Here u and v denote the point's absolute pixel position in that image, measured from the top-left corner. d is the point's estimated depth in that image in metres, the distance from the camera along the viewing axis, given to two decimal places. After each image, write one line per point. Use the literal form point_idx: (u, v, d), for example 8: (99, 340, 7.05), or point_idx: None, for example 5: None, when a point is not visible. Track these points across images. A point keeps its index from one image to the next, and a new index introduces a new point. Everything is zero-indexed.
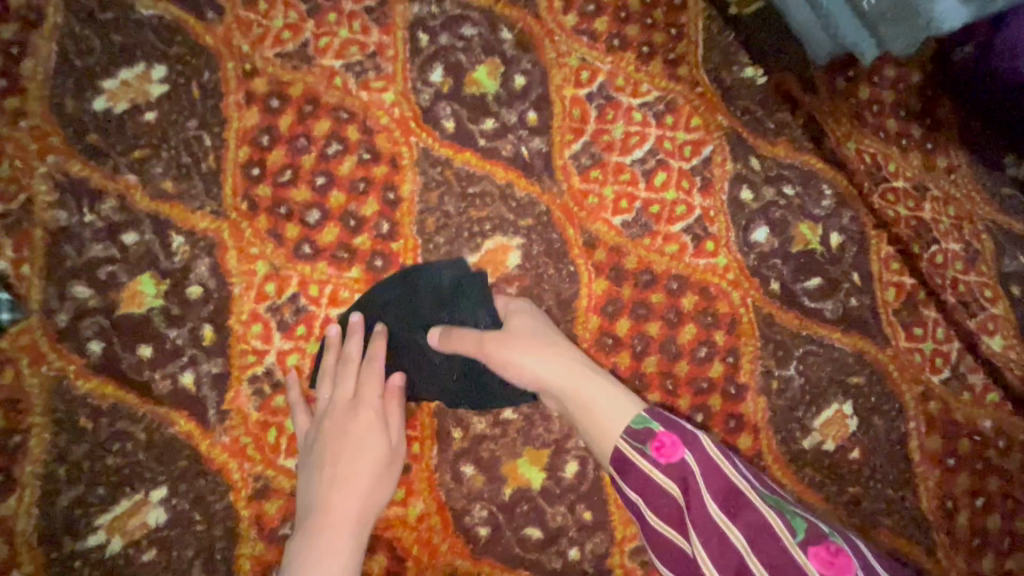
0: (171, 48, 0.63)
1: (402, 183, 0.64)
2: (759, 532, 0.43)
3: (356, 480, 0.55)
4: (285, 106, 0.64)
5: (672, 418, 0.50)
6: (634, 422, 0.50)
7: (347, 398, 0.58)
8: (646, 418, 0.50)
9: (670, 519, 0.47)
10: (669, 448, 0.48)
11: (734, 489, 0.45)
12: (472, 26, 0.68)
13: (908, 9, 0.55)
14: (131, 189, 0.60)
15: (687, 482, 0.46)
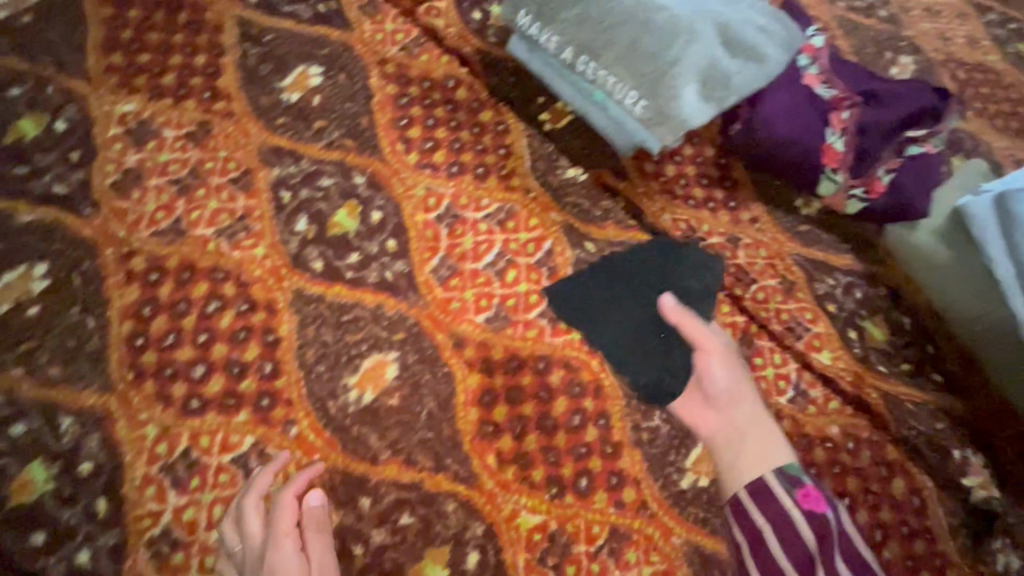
0: (52, 246, 0.70)
1: (280, 325, 0.71)
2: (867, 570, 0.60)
3: None
4: (163, 277, 0.71)
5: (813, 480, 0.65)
6: (787, 468, 0.66)
7: (261, 535, 0.59)
8: (798, 469, 0.66)
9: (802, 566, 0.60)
10: (815, 502, 0.63)
11: (850, 540, 0.62)
12: (328, 178, 0.79)
13: (665, 114, 0.74)
14: (17, 382, 0.64)
15: (824, 531, 0.61)
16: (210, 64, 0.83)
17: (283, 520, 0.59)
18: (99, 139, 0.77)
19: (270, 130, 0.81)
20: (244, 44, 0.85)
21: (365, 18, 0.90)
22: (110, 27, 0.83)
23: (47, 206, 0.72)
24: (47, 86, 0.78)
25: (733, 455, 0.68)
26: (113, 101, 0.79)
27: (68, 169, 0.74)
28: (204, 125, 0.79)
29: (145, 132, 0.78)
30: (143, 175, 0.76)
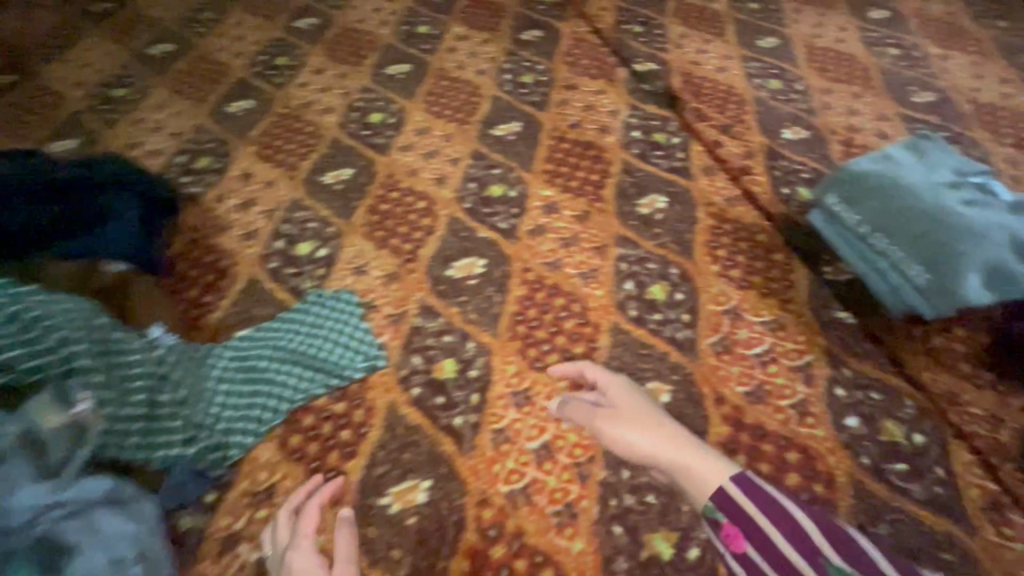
0: (491, 252, 1.20)
1: (601, 340, 1.05)
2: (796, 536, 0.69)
3: None
4: (541, 287, 1.13)
5: (726, 500, 0.74)
6: (708, 510, 0.75)
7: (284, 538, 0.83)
8: (712, 509, 0.75)
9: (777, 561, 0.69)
10: (736, 539, 0.72)
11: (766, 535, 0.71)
12: (654, 263, 1.16)
13: (949, 289, 0.93)
14: (455, 314, 1.10)
15: (755, 540, 0.71)
16: (599, 180, 1.32)
17: (306, 524, 0.83)
18: (529, 205, 1.29)
19: (625, 226, 1.23)
20: (623, 174, 1.33)
21: (703, 175, 1.32)
22: (550, 151, 1.41)
23: (495, 231, 1.24)
24: (511, 173, 1.36)
25: (686, 491, 0.79)
26: (541, 187, 1.32)
27: (510, 216, 1.26)
28: (587, 213, 1.26)
29: (553, 207, 1.28)
30: (546, 229, 1.23)
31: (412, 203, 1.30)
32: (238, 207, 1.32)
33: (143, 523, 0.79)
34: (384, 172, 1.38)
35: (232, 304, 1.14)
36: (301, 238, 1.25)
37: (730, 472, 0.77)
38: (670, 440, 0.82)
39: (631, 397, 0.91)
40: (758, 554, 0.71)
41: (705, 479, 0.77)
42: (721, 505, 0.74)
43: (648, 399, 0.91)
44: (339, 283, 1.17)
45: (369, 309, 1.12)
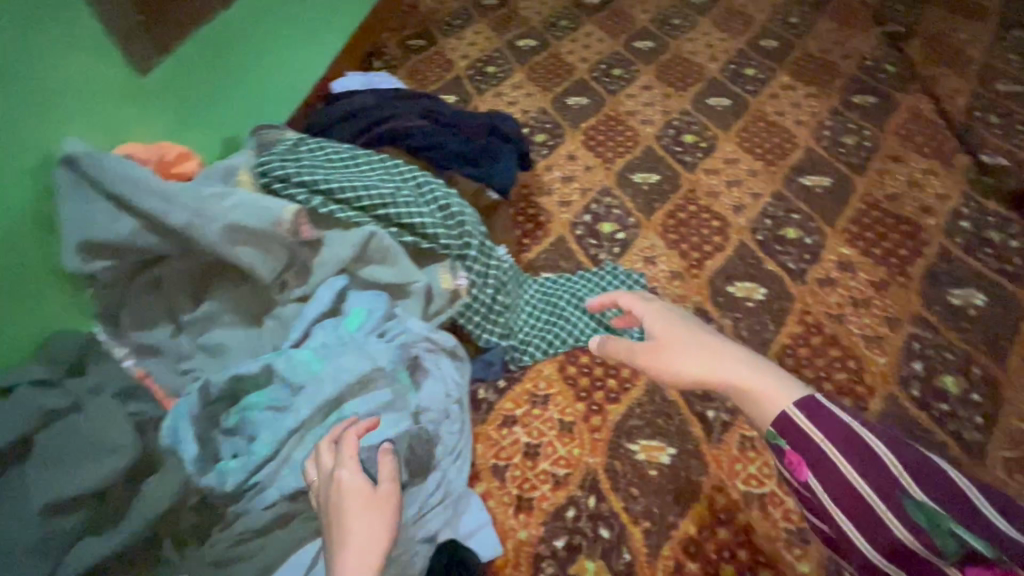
0: (774, 286, 1.27)
1: (872, 403, 1.06)
2: (869, 468, 0.64)
3: (375, 527, 0.75)
4: (819, 333, 1.17)
5: (786, 420, 0.69)
6: (770, 432, 0.71)
7: (329, 457, 0.82)
8: (775, 434, 0.70)
9: (843, 494, 0.64)
10: (799, 468, 0.68)
11: (860, 469, 0.64)
12: (951, 355, 1.12)
13: None
14: (727, 327, 1.21)
15: (820, 469, 0.66)
16: (909, 256, 1.29)
17: (348, 447, 0.81)
18: (823, 256, 1.32)
19: (927, 309, 1.20)
20: (938, 259, 1.28)
21: None
22: (858, 214, 1.41)
23: (783, 268, 1.30)
24: (811, 222, 1.40)
25: (750, 414, 0.74)
26: (840, 244, 1.34)
27: (801, 260, 1.31)
28: (886, 282, 1.25)
29: (850, 266, 1.29)
30: (836, 284, 1.26)
31: (707, 219, 1.44)
32: (560, 178, 1.60)
33: (463, 377, 1.08)
34: (687, 186, 1.53)
35: (543, 252, 1.40)
36: (605, 219, 1.47)
37: (789, 393, 0.71)
38: (717, 357, 0.78)
39: (653, 326, 0.88)
40: (817, 478, 0.66)
41: (766, 397, 0.72)
42: (780, 426, 0.70)
43: (688, 320, 0.86)
44: (629, 264, 1.35)
45: (651, 294, 1.28)
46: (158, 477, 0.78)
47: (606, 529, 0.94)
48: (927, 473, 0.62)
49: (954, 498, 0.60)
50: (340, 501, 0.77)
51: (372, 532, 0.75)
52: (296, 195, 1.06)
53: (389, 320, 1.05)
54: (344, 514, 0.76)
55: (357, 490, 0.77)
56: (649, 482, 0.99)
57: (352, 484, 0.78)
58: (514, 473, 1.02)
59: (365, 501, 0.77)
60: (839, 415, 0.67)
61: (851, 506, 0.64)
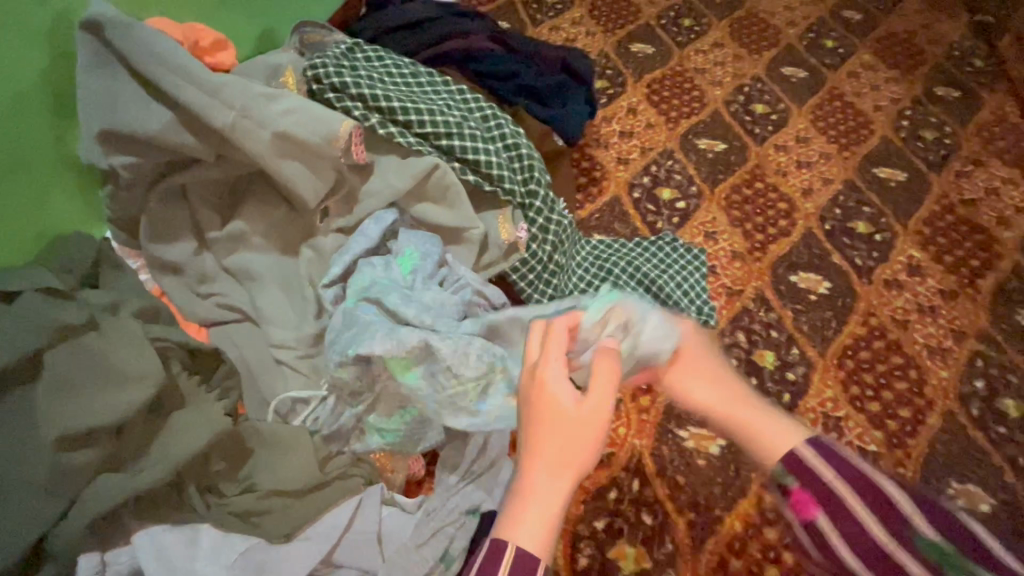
0: (838, 281, 1.20)
1: (930, 417, 1.02)
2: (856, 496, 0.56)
3: (558, 465, 0.60)
4: (882, 338, 1.11)
5: (802, 467, 0.60)
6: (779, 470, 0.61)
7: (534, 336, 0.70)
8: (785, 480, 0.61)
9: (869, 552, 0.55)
10: (806, 506, 0.58)
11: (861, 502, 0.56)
12: (1014, 379, 1.07)
13: None
14: (786, 318, 1.14)
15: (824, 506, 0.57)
16: (980, 269, 1.22)
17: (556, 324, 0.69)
18: (892, 256, 1.24)
19: (994, 326, 1.14)
20: (1012, 275, 1.21)
21: None
22: (932, 216, 1.32)
23: (849, 264, 1.23)
24: (883, 218, 1.31)
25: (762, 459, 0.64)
26: (910, 247, 1.27)
27: (868, 258, 1.24)
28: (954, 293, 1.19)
29: (918, 271, 1.22)
30: (904, 287, 1.19)
31: (774, 199, 1.34)
32: (618, 133, 1.47)
33: None
34: (754, 161, 1.42)
35: (596, 212, 1.29)
36: (665, 184, 1.36)
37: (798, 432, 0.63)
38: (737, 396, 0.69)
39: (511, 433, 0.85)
40: (832, 524, 0.57)
41: (779, 443, 0.62)
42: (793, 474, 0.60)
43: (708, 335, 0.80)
44: (687, 237, 1.26)
45: (709, 272, 1.20)
46: (184, 412, 0.70)
47: (649, 515, 0.90)
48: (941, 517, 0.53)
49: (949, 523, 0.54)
50: (530, 412, 0.64)
51: (554, 456, 0.61)
52: (350, 109, 0.92)
53: (441, 267, 0.94)
54: (543, 452, 0.61)
55: (548, 402, 0.63)
56: (696, 472, 0.94)
57: (563, 391, 0.64)
58: None
59: (572, 410, 0.63)
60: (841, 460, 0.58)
61: (867, 551, 0.55)
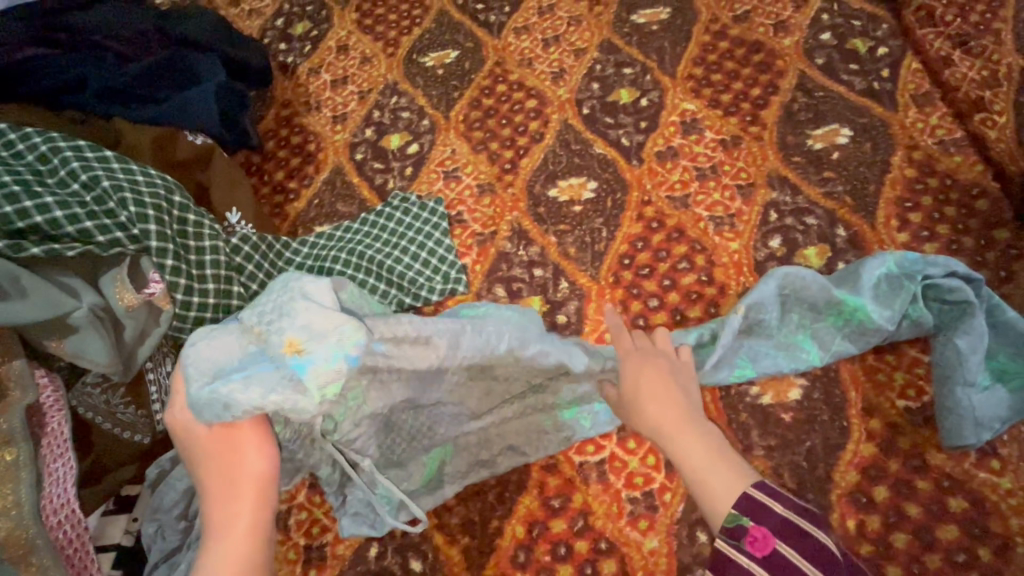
0: (604, 174, 0.98)
1: (724, 305, 0.85)
2: (786, 530, 0.56)
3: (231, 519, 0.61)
4: (660, 228, 0.92)
5: (757, 506, 0.58)
6: (727, 519, 0.58)
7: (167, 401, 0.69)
8: (735, 515, 0.58)
9: (751, 507, 0.58)
10: (764, 542, 0.56)
11: (793, 528, 0.56)
12: (815, 218, 0.89)
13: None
14: (550, 246, 0.93)
15: (790, 566, 0.54)
16: (762, 98, 1.02)
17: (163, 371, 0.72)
18: (662, 120, 1.02)
19: (785, 163, 0.95)
20: (797, 93, 1.01)
21: (913, 106, 0.96)
22: (703, 49, 1.08)
23: (615, 148, 1.01)
24: (647, 74, 1.08)
25: (695, 469, 0.63)
26: (683, 98, 1.04)
27: (636, 132, 1.02)
28: (736, 139, 0.99)
29: (694, 127, 1.01)
30: (679, 154, 0.98)
31: (521, 100, 1.09)
32: (331, 84, 1.18)
33: None
34: (492, 58, 1.15)
35: (314, 197, 1.04)
36: (392, 129, 1.10)
37: (698, 437, 0.65)
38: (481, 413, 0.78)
39: None
40: (789, 547, 0.55)
41: (676, 436, 0.66)
42: (745, 507, 0.58)
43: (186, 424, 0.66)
44: (426, 186, 1.02)
45: (456, 223, 0.98)
46: None
47: (418, 558, 0.74)
48: (759, 506, 0.58)
49: (787, 525, 0.56)
50: (234, 484, 0.63)
51: (245, 524, 0.61)
52: None
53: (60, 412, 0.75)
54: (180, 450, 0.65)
55: (233, 459, 0.64)
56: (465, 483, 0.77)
57: (260, 467, 0.64)
58: (299, 516, 0.78)
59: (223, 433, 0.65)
60: (774, 503, 0.58)
61: (785, 531, 0.56)
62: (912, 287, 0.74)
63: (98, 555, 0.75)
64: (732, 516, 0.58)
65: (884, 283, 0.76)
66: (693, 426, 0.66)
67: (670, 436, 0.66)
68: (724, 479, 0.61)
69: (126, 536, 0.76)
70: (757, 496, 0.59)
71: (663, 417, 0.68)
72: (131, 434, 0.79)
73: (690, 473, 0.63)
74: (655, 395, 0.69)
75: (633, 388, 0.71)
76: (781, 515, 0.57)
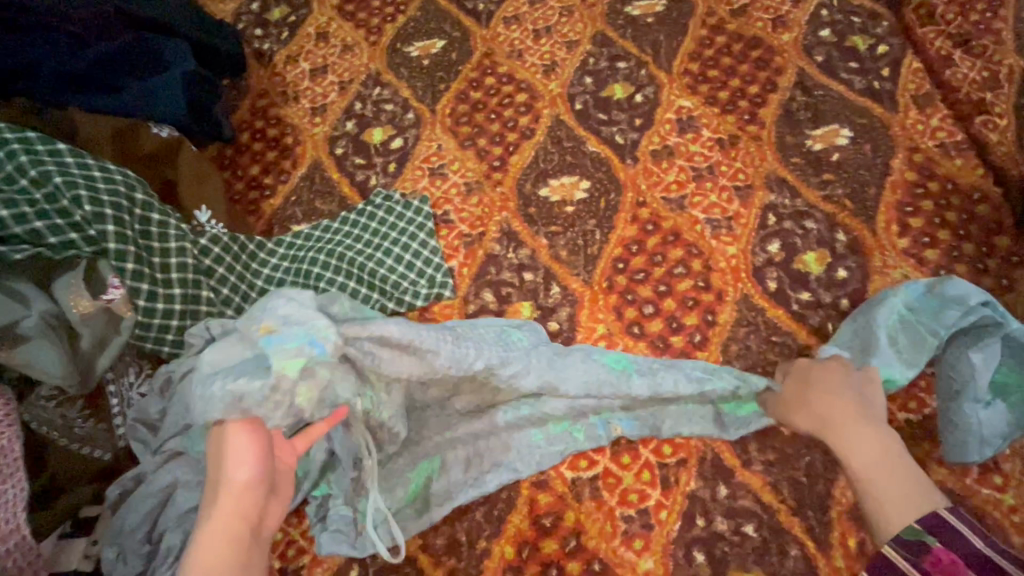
0: (597, 173, 0.94)
1: (721, 312, 0.82)
2: (978, 560, 0.57)
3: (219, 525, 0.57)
4: (655, 231, 0.88)
5: (956, 535, 0.59)
6: (907, 533, 0.60)
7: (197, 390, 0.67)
8: (921, 534, 0.59)
9: (943, 531, 0.59)
10: (954, 567, 0.57)
11: (988, 563, 0.57)
12: (814, 222, 0.87)
13: None
14: (541, 248, 0.89)
15: None
16: (761, 96, 0.98)
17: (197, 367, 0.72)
18: (657, 117, 0.99)
19: (784, 164, 0.92)
20: (796, 91, 0.98)
21: (914, 106, 0.94)
22: (699, 44, 1.05)
23: (609, 146, 0.97)
24: (642, 69, 1.03)
25: (874, 479, 0.64)
26: (679, 95, 1.00)
27: (631, 129, 0.98)
28: (734, 138, 0.95)
29: (690, 125, 0.97)
30: (675, 153, 0.95)
31: (510, 94, 1.04)
32: (309, 73, 1.11)
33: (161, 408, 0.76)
34: (481, 49, 1.09)
35: (291, 194, 0.99)
36: (374, 122, 1.04)
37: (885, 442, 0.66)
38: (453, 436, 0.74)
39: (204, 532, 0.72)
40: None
41: (856, 441, 0.67)
42: (935, 530, 0.59)
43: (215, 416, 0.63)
44: (410, 184, 0.97)
45: (442, 223, 0.93)
46: None
47: None
48: (952, 533, 0.59)
49: (985, 558, 0.57)
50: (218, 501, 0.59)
51: (222, 544, 0.57)
52: None
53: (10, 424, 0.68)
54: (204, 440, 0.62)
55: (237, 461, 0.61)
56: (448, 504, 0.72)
57: (245, 482, 0.60)
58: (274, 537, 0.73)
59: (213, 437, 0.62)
60: (975, 536, 0.58)
61: (980, 562, 0.57)
62: (934, 339, 0.71)
63: None
64: (915, 532, 0.60)
65: (900, 332, 0.73)
66: (886, 438, 0.66)
67: (842, 434, 0.68)
68: (910, 502, 0.62)
69: (84, 561, 0.71)
70: (951, 523, 0.60)
71: (848, 425, 0.68)
72: (91, 450, 0.74)
73: (868, 482, 0.65)
74: (833, 395, 0.69)
75: (807, 387, 0.71)
76: (981, 550, 0.57)
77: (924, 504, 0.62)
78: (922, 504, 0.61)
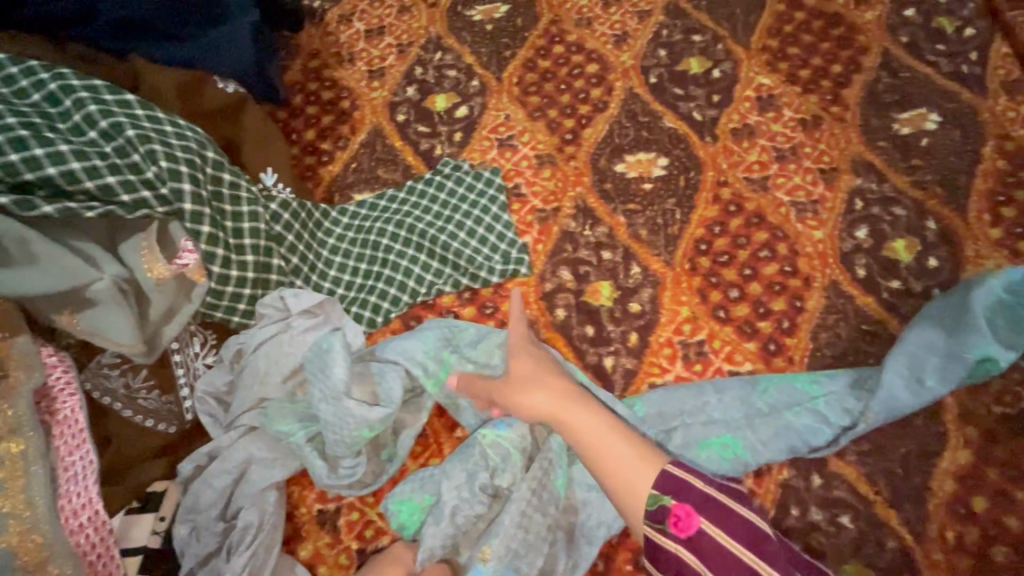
0: (675, 150, 0.90)
1: (809, 298, 0.79)
2: (704, 501, 0.54)
3: None
4: (738, 212, 0.85)
5: (677, 480, 0.57)
6: (648, 503, 0.56)
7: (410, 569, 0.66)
8: (657, 496, 0.56)
9: (677, 486, 0.56)
10: (686, 521, 0.54)
11: (727, 509, 0.54)
12: (903, 209, 0.84)
13: None
14: (619, 227, 0.86)
15: (721, 553, 0.52)
16: (845, 76, 0.94)
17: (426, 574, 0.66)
18: (736, 94, 0.95)
19: (870, 147, 0.89)
20: (881, 72, 0.94)
21: (1003, 93, 0.91)
22: (779, 19, 1.00)
23: (686, 123, 0.93)
24: (719, 43, 0.99)
25: (621, 455, 0.60)
26: (758, 72, 0.96)
27: (709, 106, 0.94)
28: (817, 119, 0.92)
29: (771, 104, 0.93)
30: (756, 132, 0.91)
31: (580, 64, 0.99)
32: (364, 34, 1.05)
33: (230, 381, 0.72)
34: (547, 15, 1.04)
35: (351, 161, 0.94)
36: (437, 89, 0.99)
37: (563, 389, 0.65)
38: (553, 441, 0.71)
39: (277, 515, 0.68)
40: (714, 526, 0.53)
41: (592, 443, 0.62)
42: (665, 487, 0.56)
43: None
44: (478, 155, 0.93)
45: (514, 197, 0.89)
46: None
47: None
48: (697, 499, 0.55)
49: (713, 502, 0.54)
50: None
51: None
52: None
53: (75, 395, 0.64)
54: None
55: None
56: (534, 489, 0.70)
57: None
58: (350, 517, 0.71)
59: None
60: (687, 473, 0.57)
61: (733, 524, 0.53)
62: None
63: (123, 559, 0.65)
64: (655, 498, 0.56)
65: (994, 313, 0.70)
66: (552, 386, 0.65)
67: (553, 418, 0.64)
68: (637, 476, 0.58)
69: (153, 537, 0.67)
70: (674, 472, 0.57)
71: (515, 379, 0.67)
72: (156, 423, 0.69)
73: (608, 469, 0.59)
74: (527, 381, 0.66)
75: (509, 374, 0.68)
76: (704, 491, 0.55)
77: (646, 463, 0.59)
78: (639, 481, 0.58)
